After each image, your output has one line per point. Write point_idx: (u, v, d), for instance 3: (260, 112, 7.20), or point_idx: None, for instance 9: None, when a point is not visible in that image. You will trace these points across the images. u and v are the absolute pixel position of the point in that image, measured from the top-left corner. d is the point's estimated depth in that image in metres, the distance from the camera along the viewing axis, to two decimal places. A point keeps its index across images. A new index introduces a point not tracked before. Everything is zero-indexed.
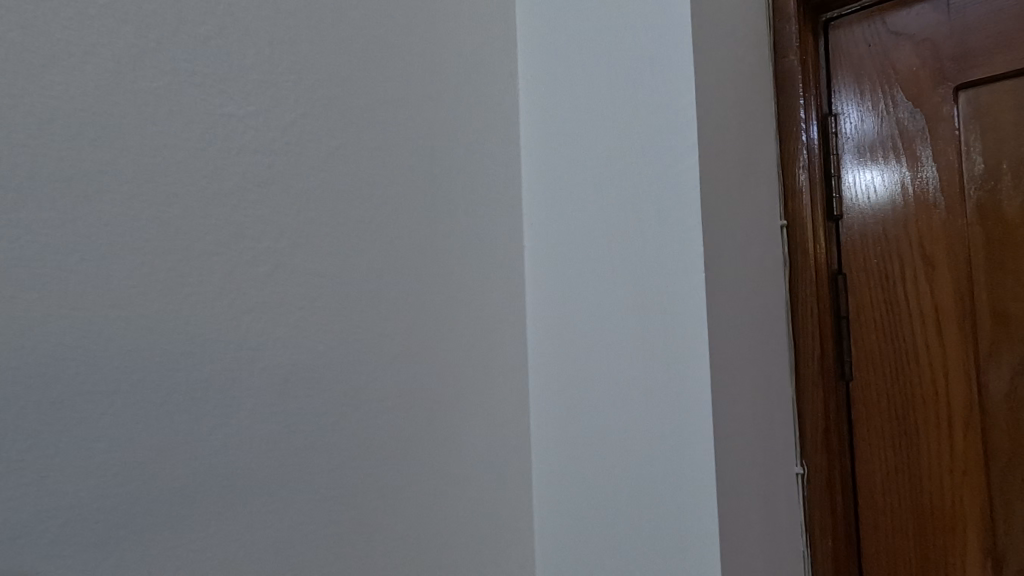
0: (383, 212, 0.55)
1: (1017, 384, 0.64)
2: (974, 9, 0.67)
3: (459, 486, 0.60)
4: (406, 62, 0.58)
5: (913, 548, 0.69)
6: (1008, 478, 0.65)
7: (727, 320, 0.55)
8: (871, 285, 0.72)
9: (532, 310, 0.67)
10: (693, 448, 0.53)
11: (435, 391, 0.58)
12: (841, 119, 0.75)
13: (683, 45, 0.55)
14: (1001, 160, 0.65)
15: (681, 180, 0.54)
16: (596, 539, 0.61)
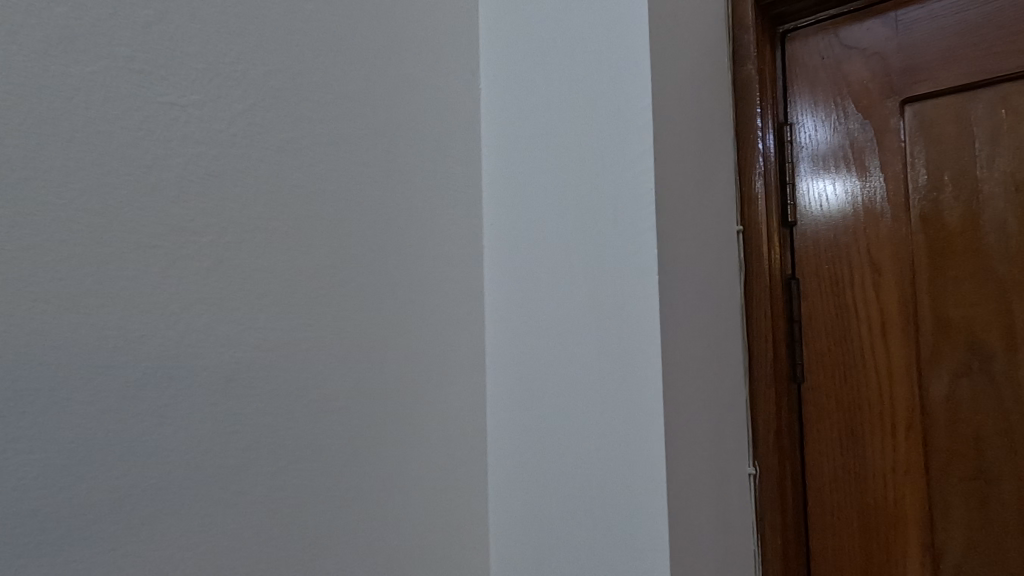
0: (338, 208, 0.54)
1: (956, 389, 0.67)
2: (920, 26, 0.69)
3: (412, 487, 0.59)
4: (364, 56, 0.57)
5: (858, 546, 0.71)
6: (946, 479, 0.67)
7: (680, 321, 0.56)
8: (822, 289, 0.75)
9: (490, 309, 0.67)
10: (644, 448, 0.54)
11: (389, 391, 0.57)
12: (797, 128, 0.77)
13: (640, 49, 0.55)
14: (943, 172, 0.68)
15: (636, 182, 0.55)
16: (549, 541, 0.61)
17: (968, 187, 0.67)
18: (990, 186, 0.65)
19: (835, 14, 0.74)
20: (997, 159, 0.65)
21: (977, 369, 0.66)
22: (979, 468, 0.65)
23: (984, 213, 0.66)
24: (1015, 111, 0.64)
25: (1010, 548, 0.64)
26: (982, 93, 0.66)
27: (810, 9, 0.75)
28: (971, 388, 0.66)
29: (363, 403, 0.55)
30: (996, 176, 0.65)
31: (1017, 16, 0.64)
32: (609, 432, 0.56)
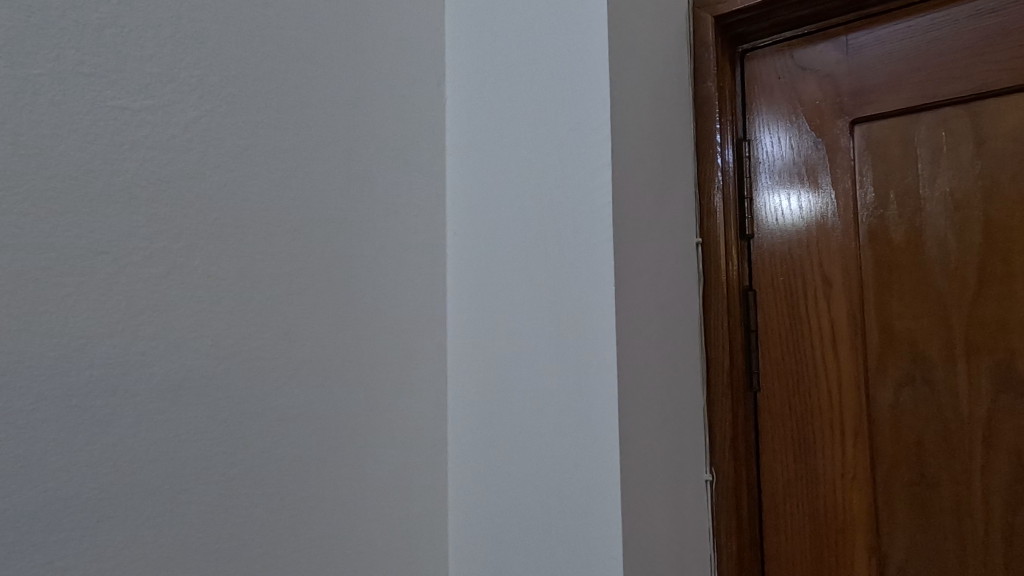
0: (297, 215, 0.54)
1: (900, 399, 0.70)
2: (869, 50, 0.73)
3: (368, 496, 0.59)
4: (326, 65, 0.57)
5: (809, 551, 0.74)
6: (891, 485, 0.70)
7: (635, 332, 0.57)
8: (776, 299, 0.77)
9: (453, 316, 0.67)
10: (600, 456, 0.55)
11: (347, 400, 0.57)
12: (755, 144, 0.79)
13: (600, 66, 0.57)
14: (889, 191, 0.71)
15: (595, 196, 0.56)
16: (507, 548, 0.61)
17: (911, 206, 0.70)
18: (931, 205, 0.69)
19: (791, 36, 0.77)
20: (937, 179, 0.69)
21: (920, 379, 0.69)
22: (921, 475, 0.68)
23: (926, 231, 0.69)
24: (953, 134, 0.68)
25: (949, 551, 0.67)
26: (924, 116, 0.70)
27: (767, 30, 0.78)
28: (914, 397, 0.69)
29: (320, 411, 0.55)
30: (937, 196, 0.69)
31: (956, 45, 0.68)
32: (567, 440, 0.57)
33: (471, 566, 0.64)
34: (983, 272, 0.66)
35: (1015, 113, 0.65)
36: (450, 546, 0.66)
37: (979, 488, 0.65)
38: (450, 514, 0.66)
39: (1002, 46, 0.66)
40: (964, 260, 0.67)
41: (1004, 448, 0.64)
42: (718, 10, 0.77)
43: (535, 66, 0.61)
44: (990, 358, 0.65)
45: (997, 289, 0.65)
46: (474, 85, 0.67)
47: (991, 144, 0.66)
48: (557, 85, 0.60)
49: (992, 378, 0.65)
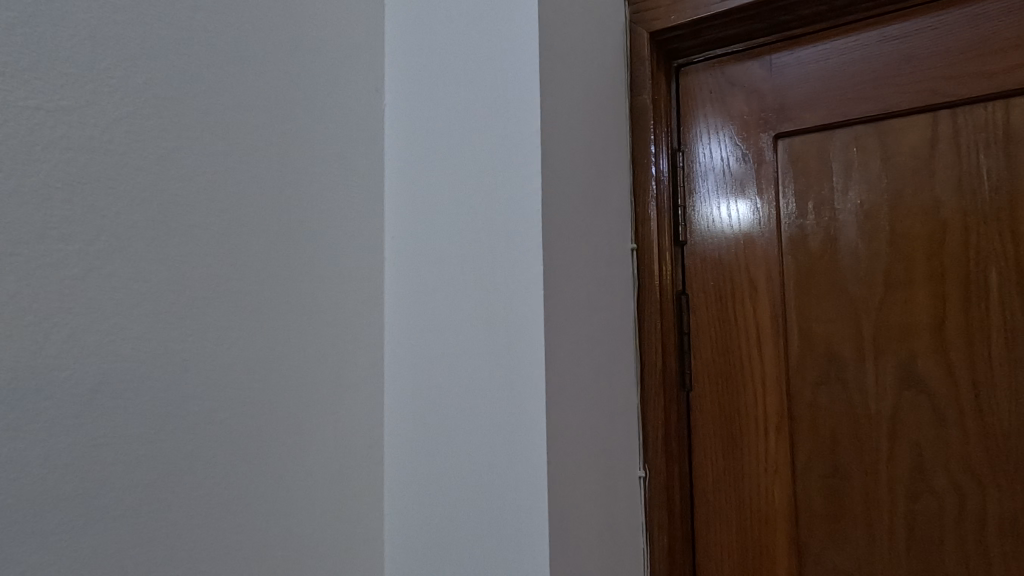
0: (226, 218, 0.54)
1: (817, 397, 0.74)
2: (790, 70, 0.77)
3: (299, 497, 0.59)
4: (258, 69, 0.57)
5: (736, 542, 0.78)
6: (809, 478, 0.74)
7: (564, 334, 0.59)
8: (707, 303, 0.81)
9: (392, 319, 0.68)
10: (529, 455, 0.57)
11: (278, 401, 0.58)
12: (687, 155, 0.83)
13: (530, 79, 0.59)
14: (807, 202, 0.76)
15: (525, 204, 0.58)
16: (442, 545, 0.63)
17: (827, 216, 0.75)
18: (844, 216, 0.74)
19: (720, 53, 0.82)
20: (849, 192, 0.74)
21: (834, 378, 0.73)
22: (835, 467, 0.73)
23: (840, 240, 0.74)
24: (864, 151, 0.73)
25: (860, 539, 0.71)
26: (837, 133, 0.75)
27: (699, 47, 0.82)
28: (830, 396, 0.74)
29: (250, 413, 0.55)
30: (849, 207, 0.74)
31: (865, 67, 0.73)
32: (498, 441, 0.59)
33: (407, 562, 0.65)
34: (889, 278, 0.71)
35: (917, 132, 0.71)
36: (387, 542, 0.68)
37: (885, 479, 0.70)
38: (387, 511, 0.68)
39: (905, 70, 0.71)
40: (873, 267, 0.72)
41: (907, 441, 0.69)
42: (652, 26, 0.80)
43: (472, 76, 0.63)
44: (895, 358, 0.70)
45: (901, 294, 0.70)
46: (413, 93, 0.68)
47: (895, 161, 0.72)
48: (492, 96, 0.61)
49: (896, 376, 0.70)
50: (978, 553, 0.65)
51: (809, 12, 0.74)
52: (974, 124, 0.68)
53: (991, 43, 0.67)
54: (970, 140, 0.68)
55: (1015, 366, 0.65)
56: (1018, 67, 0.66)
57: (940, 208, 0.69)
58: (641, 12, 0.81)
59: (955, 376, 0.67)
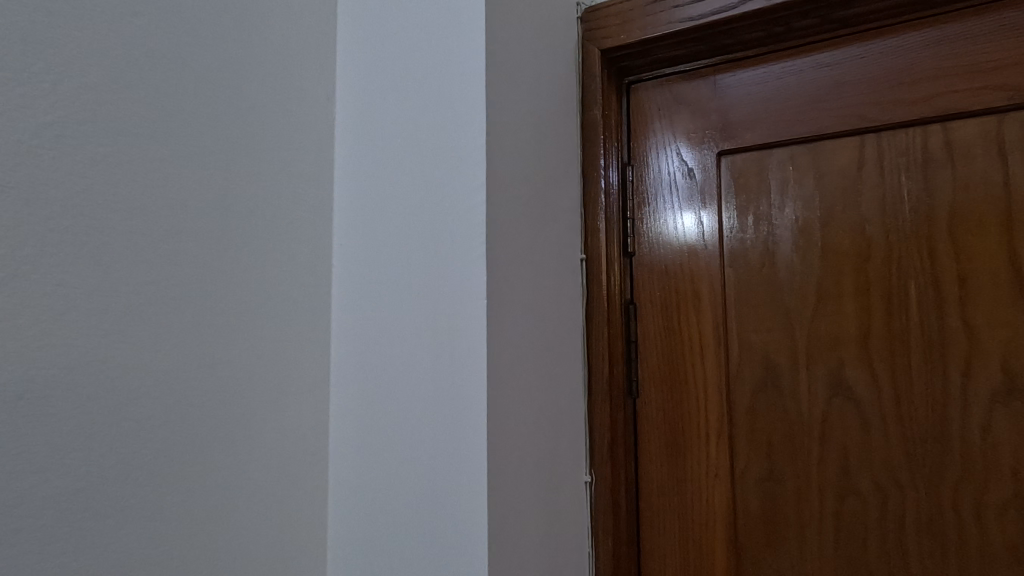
0: (166, 223, 0.54)
1: (755, 403, 0.78)
2: (733, 91, 0.81)
3: (238, 503, 0.59)
4: (203, 76, 0.57)
5: (678, 544, 0.80)
6: (746, 481, 0.77)
7: (508, 343, 0.61)
8: (653, 312, 0.84)
9: (339, 325, 0.70)
10: (469, 460, 0.58)
11: (217, 407, 0.58)
12: (636, 169, 0.86)
13: (476, 94, 0.60)
14: (746, 217, 0.80)
15: (469, 215, 0.60)
16: (385, 545, 0.64)
17: (765, 231, 0.78)
18: (781, 231, 0.78)
19: (668, 73, 0.85)
20: (785, 209, 0.78)
21: (770, 385, 0.77)
22: (770, 472, 0.76)
23: (777, 254, 0.78)
24: (798, 169, 0.77)
25: (792, 540, 0.75)
26: (775, 151, 0.79)
27: (648, 66, 0.85)
28: (766, 402, 0.77)
29: (188, 419, 0.55)
30: (785, 222, 0.77)
31: (800, 91, 0.78)
32: (441, 446, 0.60)
33: (350, 562, 0.67)
34: (821, 291, 0.75)
35: (846, 154, 0.75)
36: (330, 543, 0.69)
37: (817, 482, 0.74)
38: (331, 512, 0.69)
39: (835, 95, 0.76)
40: (807, 279, 0.76)
41: (836, 445, 0.73)
42: (603, 44, 0.83)
43: (422, 89, 0.65)
44: (826, 366, 0.74)
45: (832, 306, 0.74)
46: (364, 106, 0.70)
47: (826, 180, 0.76)
48: (441, 109, 0.63)
49: (827, 384, 0.74)
50: (898, 551, 0.69)
51: (750, 37, 0.78)
52: (897, 147, 0.72)
53: (912, 73, 0.72)
54: (893, 163, 0.72)
55: (931, 375, 0.69)
56: (935, 96, 0.71)
57: (866, 226, 0.73)
58: (592, 30, 0.84)
59: (879, 384, 0.71)
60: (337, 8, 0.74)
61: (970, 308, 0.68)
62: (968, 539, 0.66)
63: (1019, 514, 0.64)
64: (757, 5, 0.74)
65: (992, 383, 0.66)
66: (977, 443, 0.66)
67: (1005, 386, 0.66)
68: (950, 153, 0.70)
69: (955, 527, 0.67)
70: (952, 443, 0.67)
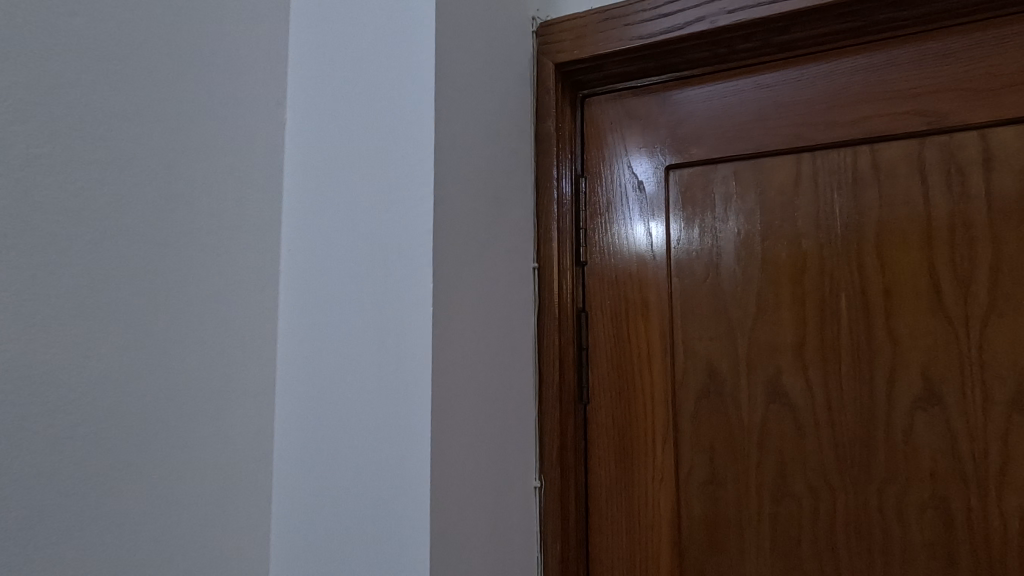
0: (103, 226, 0.53)
1: (698, 409, 0.80)
2: (680, 107, 0.84)
3: (174, 511, 0.58)
4: (146, 78, 0.57)
5: (624, 546, 0.82)
6: (690, 485, 0.80)
7: (454, 349, 0.62)
8: (603, 321, 0.86)
9: (286, 331, 0.70)
10: (413, 465, 0.58)
11: (155, 413, 0.57)
12: (588, 180, 0.88)
13: (425, 106, 0.61)
14: (693, 228, 0.83)
15: (416, 223, 0.60)
16: (329, 551, 0.64)
17: (710, 242, 0.81)
18: (725, 243, 0.81)
19: (620, 88, 0.88)
20: (728, 222, 0.81)
21: (714, 392, 0.80)
22: (712, 476, 0.79)
23: (721, 265, 0.81)
24: (740, 184, 0.81)
25: (731, 541, 0.77)
26: (719, 166, 0.82)
27: (600, 80, 0.87)
28: (709, 408, 0.80)
29: (122, 425, 0.54)
30: (729, 235, 0.81)
31: (743, 109, 0.81)
32: (386, 452, 0.61)
33: (292, 568, 0.66)
34: (760, 301, 0.78)
35: (785, 171, 0.79)
36: (273, 549, 0.68)
37: (755, 485, 0.77)
38: (274, 518, 0.68)
39: (774, 115, 0.79)
40: (748, 290, 0.79)
41: (773, 448, 0.76)
42: (556, 58, 0.85)
43: (373, 98, 0.65)
44: (764, 374, 0.77)
45: (771, 316, 0.78)
46: (317, 112, 0.70)
47: (766, 194, 0.79)
48: (391, 119, 0.64)
49: (765, 391, 0.77)
50: (828, 549, 0.73)
51: (696, 56, 0.81)
52: (831, 166, 0.76)
53: (844, 96, 0.76)
54: (826, 180, 0.76)
55: (860, 382, 0.73)
56: (865, 119, 0.75)
57: (802, 240, 0.77)
58: (546, 44, 0.86)
59: (813, 391, 0.75)
60: (290, 13, 0.74)
61: (894, 319, 0.72)
62: (891, 537, 0.70)
63: (936, 513, 0.69)
64: (701, 27, 0.77)
65: (913, 389, 0.70)
66: (900, 447, 0.70)
67: (925, 393, 0.70)
68: (878, 173, 0.74)
69: (880, 527, 0.71)
70: (878, 447, 0.71)
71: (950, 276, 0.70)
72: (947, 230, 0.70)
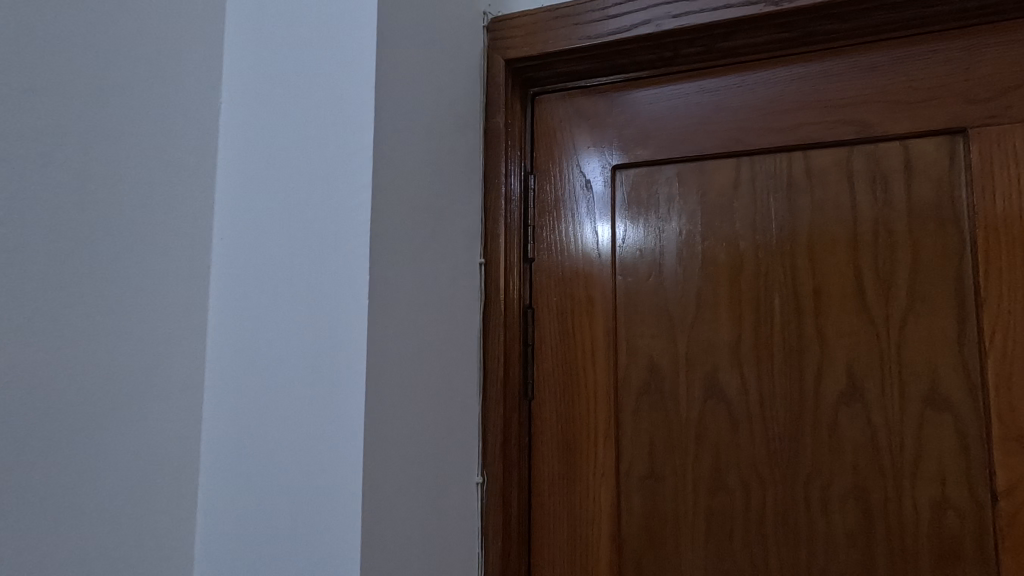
0: (11, 205, 0.50)
1: (639, 404, 0.82)
2: (628, 109, 0.86)
3: (90, 507, 0.56)
4: (60, 52, 0.54)
5: (565, 542, 0.83)
6: (629, 480, 0.81)
7: (390, 343, 0.61)
8: (550, 317, 0.86)
9: (216, 324, 0.67)
10: (346, 461, 0.57)
11: (67, 404, 0.54)
12: (537, 177, 0.88)
13: (365, 95, 0.60)
14: (637, 228, 0.84)
15: (354, 214, 0.59)
16: (256, 550, 0.62)
17: (655, 242, 0.83)
18: (668, 243, 0.83)
19: (570, 87, 0.88)
20: (671, 221, 0.83)
21: (654, 388, 0.81)
22: (651, 471, 0.80)
23: (663, 264, 0.82)
24: (683, 185, 0.83)
25: (668, 534, 0.79)
26: (663, 167, 0.84)
27: (549, 79, 0.87)
28: (650, 404, 0.81)
29: (31, 416, 0.51)
30: (672, 235, 0.82)
31: (686, 113, 0.83)
32: (317, 447, 0.59)
33: (217, 568, 0.64)
34: (699, 300, 0.80)
35: (725, 174, 0.81)
36: (196, 549, 0.65)
37: (691, 480, 0.79)
38: (199, 518, 0.66)
39: (715, 119, 0.82)
40: (688, 289, 0.81)
41: (709, 443, 0.78)
42: (506, 54, 0.85)
43: (312, 85, 0.64)
44: (702, 371, 0.79)
45: (708, 316, 0.80)
46: (253, 98, 0.68)
47: (707, 196, 0.81)
48: (330, 106, 0.62)
49: (702, 387, 0.79)
50: (758, 540, 0.75)
51: (642, 59, 0.83)
52: (768, 172, 0.79)
53: (780, 104, 0.79)
54: (763, 185, 0.79)
55: (790, 378, 0.76)
56: (799, 127, 0.78)
57: (739, 242, 0.79)
58: (497, 39, 0.85)
59: (746, 387, 0.77)
60: None
61: (823, 318, 0.75)
62: (815, 527, 0.73)
63: (856, 505, 0.72)
64: (646, 30, 0.79)
65: (838, 385, 0.74)
66: (826, 441, 0.74)
67: (849, 389, 0.73)
68: (810, 178, 0.77)
69: (806, 519, 0.74)
70: (805, 441, 0.74)
71: (873, 278, 0.74)
72: (871, 235, 0.74)
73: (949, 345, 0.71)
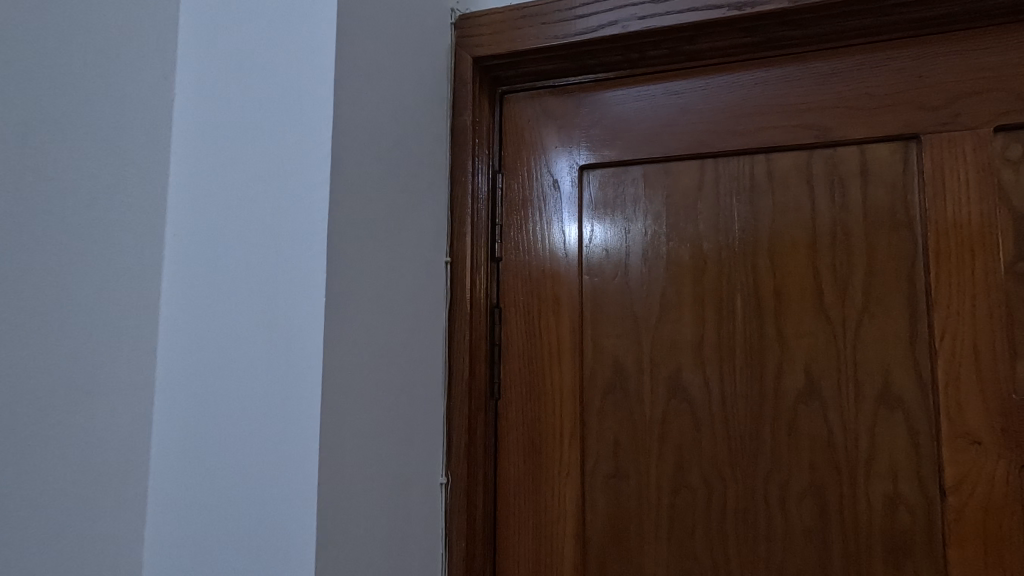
0: None
1: (605, 403, 0.82)
2: (595, 110, 0.86)
3: (34, 512, 0.54)
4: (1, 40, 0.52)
5: (531, 541, 0.83)
6: (594, 479, 0.82)
7: (348, 343, 0.60)
8: (516, 317, 0.86)
9: (168, 325, 0.65)
10: (301, 463, 0.56)
11: (10, 405, 0.52)
12: (505, 176, 0.88)
13: (323, 89, 0.59)
14: (604, 228, 0.85)
15: (311, 212, 0.58)
16: (207, 556, 0.60)
17: (621, 242, 0.84)
18: (633, 243, 0.83)
19: (538, 86, 0.88)
20: (637, 221, 0.83)
21: (619, 387, 0.82)
22: (616, 469, 0.81)
23: (628, 265, 0.83)
24: (649, 186, 0.83)
25: (631, 532, 0.80)
26: (629, 168, 0.84)
27: (517, 78, 0.87)
28: (615, 403, 0.82)
29: None
30: (638, 236, 0.83)
31: (652, 115, 0.84)
32: (271, 450, 0.58)
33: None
34: (663, 300, 0.81)
35: (690, 175, 0.82)
36: (145, 556, 0.63)
37: (654, 479, 0.79)
38: (148, 524, 0.63)
39: (681, 121, 0.82)
40: (652, 290, 0.82)
41: (672, 442, 0.79)
42: (473, 52, 0.84)
43: (269, 78, 0.62)
44: (666, 372, 0.80)
45: (671, 316, 0.81)
46: (208, 91, 0.66)
47: (672, 197, 0.82)
48: (287, 101, 0.61)
49: (666, 387, 0.80)
50: (718, 537, 0.76)
51: (609, 60, 0.83)
52: (731, 174, 0.80)
53: (743, 108, 0.80)
54: (726, 187, 0.80)
55: (752, 378, 0.77)
56: (761, 130, 0.79)
57: (702, 243, 0.80)
58: (464, 37, 0.85)
59: (709, 387, 0.78)
60: None
61: (782, 318, 0.76)
62: (774, 523, 0.75)
63: (813, 501, 0.74)
64: (612, 32, 0.79)
65: (796, 384, 0.75)
66: (784, 439, 0.75)
67: (808, 388, 0.75)
68: (771, 181, 0.79)
69: (765, 516, 0.75)
70: (765, 439, 0.76)
71: (830, 279, 0.75)
72: (830, 237, 0.76)
73: (902, 345, 0.72)
